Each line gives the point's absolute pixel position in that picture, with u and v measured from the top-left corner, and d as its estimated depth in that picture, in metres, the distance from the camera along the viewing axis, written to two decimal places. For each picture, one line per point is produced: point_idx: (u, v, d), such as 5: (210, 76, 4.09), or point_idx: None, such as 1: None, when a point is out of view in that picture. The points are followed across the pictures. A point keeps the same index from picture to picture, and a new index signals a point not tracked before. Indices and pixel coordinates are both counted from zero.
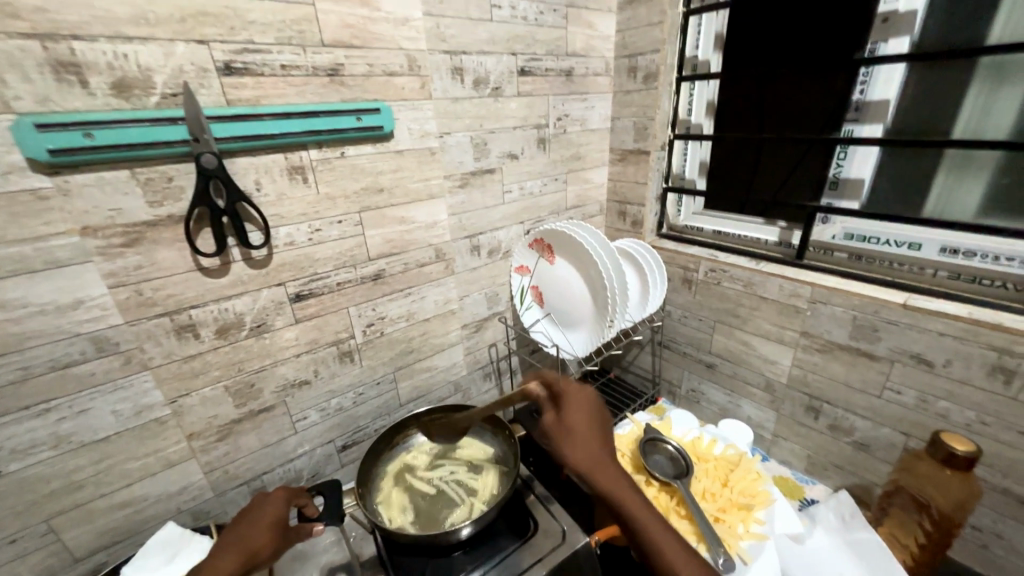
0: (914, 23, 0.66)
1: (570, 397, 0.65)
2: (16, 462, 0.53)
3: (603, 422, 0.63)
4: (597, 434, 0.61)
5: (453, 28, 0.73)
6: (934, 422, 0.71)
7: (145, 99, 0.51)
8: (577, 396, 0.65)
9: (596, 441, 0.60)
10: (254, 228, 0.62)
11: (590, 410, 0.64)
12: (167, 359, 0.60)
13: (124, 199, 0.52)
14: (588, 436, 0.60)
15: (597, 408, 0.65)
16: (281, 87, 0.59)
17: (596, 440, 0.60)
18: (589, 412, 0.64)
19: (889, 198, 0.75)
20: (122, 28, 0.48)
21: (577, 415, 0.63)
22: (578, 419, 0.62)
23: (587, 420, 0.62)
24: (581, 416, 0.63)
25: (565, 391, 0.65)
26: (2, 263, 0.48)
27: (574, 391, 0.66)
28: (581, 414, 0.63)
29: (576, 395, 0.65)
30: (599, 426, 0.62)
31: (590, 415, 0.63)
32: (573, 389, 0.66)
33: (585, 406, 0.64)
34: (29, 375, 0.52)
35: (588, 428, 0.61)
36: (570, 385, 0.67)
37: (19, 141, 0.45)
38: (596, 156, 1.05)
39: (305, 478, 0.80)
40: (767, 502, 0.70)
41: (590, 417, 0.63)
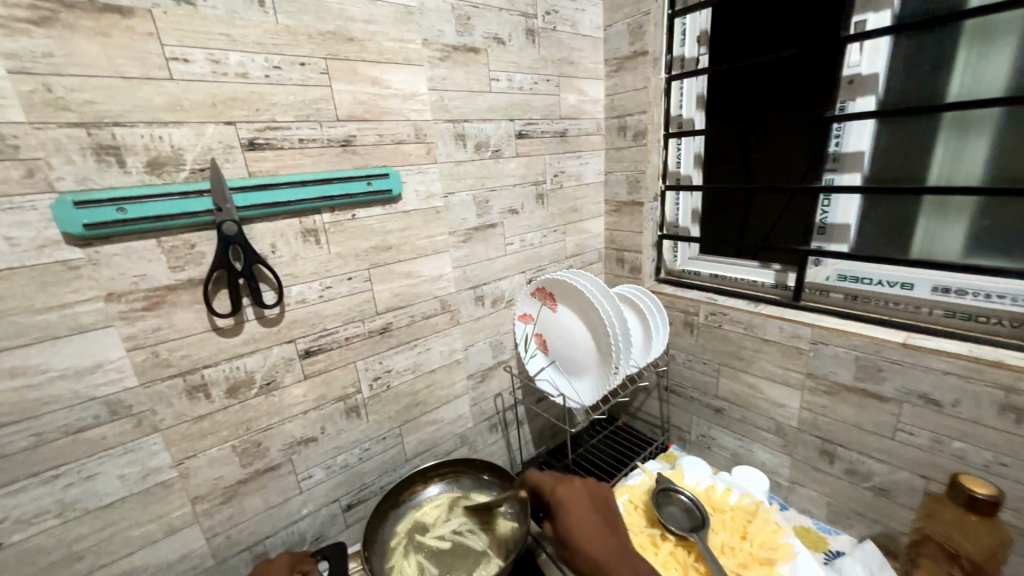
0: (878, 83, 0.72)
1: (562, 496, 0.66)
2: (19, 533, 0.52)
3: (605, 513, 0.64)
4: (598, 530, 0.62)
5: (455, 100, 0.80)
6: (952, 464, 0.70)
7: (175, 175, 0.55)
8: (570, 493, 0.66)
9: (597, 539, 0.61)
10: (268, 288, 0.65)
11: (586, 507, 0.65)
12: (177, 420, 0.60)
13: (148, 266, 0.55)
14: (587, 535, 0.61)
15: (597, 501, 0.66)
16: (298, 158, 0.64)
17: (596, 539, 0.61)
18: (587, 509, 0.64)
19: (877, 240, 0.78)
20: (160, 114, 0.53)
21: (574, 514, 0.63)
22: (575, 518, 0.63)
23: (586, 519, 0.63)
24: (579, 515, 0.63)
25: (558, 492, 0.67)
26: (29, 331, 0.50)
27: (570, 489, 0.67)
28: (578, 512, 0.64)
29: (571, 493, 0.66)
30: (600, 521, 0.63)
31: (587, 512, 0.64)
32: (565, 488, 0.67)
33: (582, 503, 0.65)
34: (42, 441, 0.52)
35: (587, 527, 0.62)
36: (563, 483, 0.68)
37: (58, 218, 0.49)
38: (593, 208, 1.10)
39: (308, 542, 0.78)
40: (789, 556, 0.67)
41: (588, 513, 0.64)
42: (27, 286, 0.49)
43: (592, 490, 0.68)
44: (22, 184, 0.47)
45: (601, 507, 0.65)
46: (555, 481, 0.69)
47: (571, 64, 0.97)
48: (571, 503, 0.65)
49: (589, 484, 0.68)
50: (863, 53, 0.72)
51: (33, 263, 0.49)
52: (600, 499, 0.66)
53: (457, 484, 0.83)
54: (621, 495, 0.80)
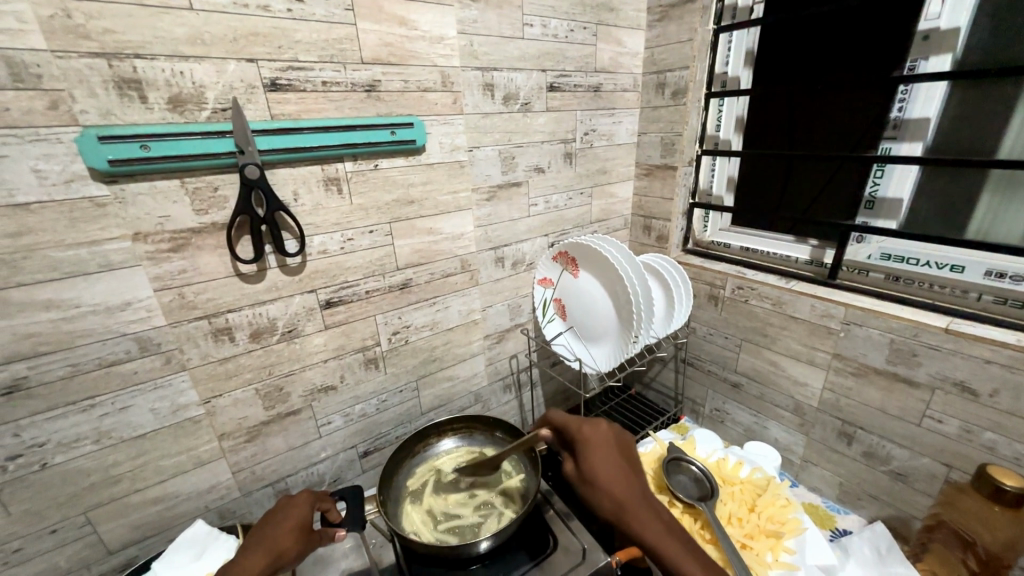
0: (958, 41, 0.64)
1: (589, 438, 0.61)
2: (61, 455, 0.56)
3: (630, 460, 0.60)
4: (625, 476, 0.58)
5: (485, 46, 0.75)
6: (979, 455, 0.68)
7: (197, 114, 0.54)
8: (597, 435, 0.62)
9: (622, 484, 0.57)
10: (290, 236, 0.64)
11: (612, 451, 0.60)
12: (204, 360, 0.62)
13: (173, 207, 0.55)
14: (615, 483, 0.57)
15: (622, 445, 0.61)
16: (321, 102, 0.61)
17: (621, 484, 0.57)
18: (613, 452, 0.60)
19: (930, 217, 0.73)
20: (180, 47, 0.51)
21: (601, 457, 0.59)
22: (603, 465, 0.58)
23: (614, 466, 0.58)
24: (607, 457, 0.59)
25: (584, 432, 0.62)
26: (61, 265, 0.51)
27: (597, 432, 0.62)
28: (605, 456, 0.59)
29: (598, 436, 0.61)
30: (627, 468, 0.59)
31: (613, 456, 0.60)
32: (591, 428, 0.62)
33: (608, 447, 0.61)
34: (78, 371, 0.54)
35: (616, 474, 0.57)
36: (590, 425, 0.63)
37: (84, 152, 0.48)
38: (622, 171, 1.05)
39: (326, 482, 0.81)
40: (797, 531, 0.67)
41: (616, 460, 0.59)
42: (57, 221, 0.49)
43: (618, 434, 0.63)
44: (47, 116, 0.47)
45: (625, 452, 0.61)
46: (580, 421, 0.64)
47: (612, 11, 0.89)
48: (597, 444, 0.60)
49: (613, 427, 0.63)
50: (947, 5, 0.64)
51: (62, 199, 0.49)
52: (624, 443, 0.62)
53: (469, 439, 0.85)
54: None
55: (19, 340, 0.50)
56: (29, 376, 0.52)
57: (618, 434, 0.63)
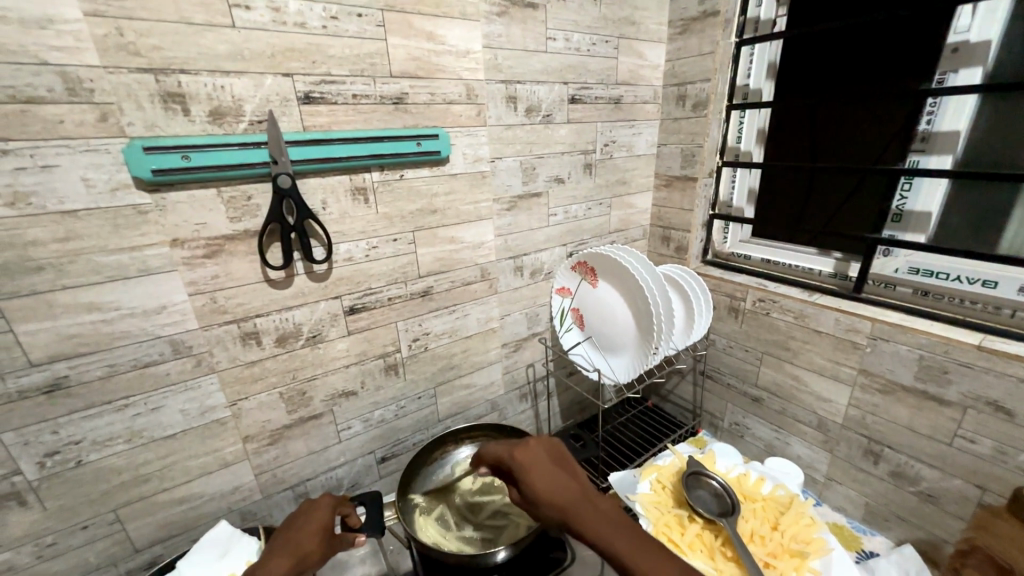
0: (988, 53, 0.63)
1: (521, 459, 0.58)
2: (95, 453, 0.57)
3: (565, 466, 0.57)
4: (565, 482, 0.55)
5: (509, 59, 0.76)
6: (1014, 478, 0.65)
7: (235, 126, 0.56)
8: (527, 456, 0.59)
9: (565, 494, 0.54)
10: (318, 244, 0.66)
11: (546, 464, 0.57)
12: (232, 363, 0.64)
13: (209, 215, 0.57)
14: (554, 491, 0.54)
15: (555, 455, 0.59)
16: (351, 114, 0.63)
17: (561, 495, 0.54)
18: (546, 464, 0.57)
19: (961, 231, 0.71)
20: (221, 62, 0.53)
21: (537, 474, 0.56)
22: (541, 479, 0.55)
23: (551, 472, 0.56)
24: (544, 469, 0.57)
25: (517, 458, 0.59)
26: (103, 269, 0.53)
27: (527, 448, 0.60)
28: (540, 471, 0.56)
29: (529, 454, 0.59)
30: (563, 474, 0.56)
31: (550, 468, 0.57)
32: (522, 451, 0.59)
33: (541, 463, 0.58)
34: (115, 372, 0.56)
35: (552, 485, 0.55)
36: (520, 448, 0.60)
37: (130, 161, 0.50)
38: (641, 182, 1.05)
39: (344, 487, 0.82)
40: (822, 551, 0.65)
41: (552, 470, 0.57)
42: (102, 227, 0.51)
43: (549, 445, 0.61)
44: (97, 128, 0.49)
45: (563, 463, 0.58)
46: (511, 447, 0.61)
47: (633, 24, 0.91)
48: (530, 466, 0.57)
49: (544, 440, 0.62)
50: (976, 17, 0.63)
51: (107, 206, 0.51)
52: (557, 452, 0.60)
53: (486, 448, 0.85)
54: (650, 474, 0.79)
55: (62, 340, 0.52)
56: (69, 376, 0.54)
57: (550, 447, 0.61)
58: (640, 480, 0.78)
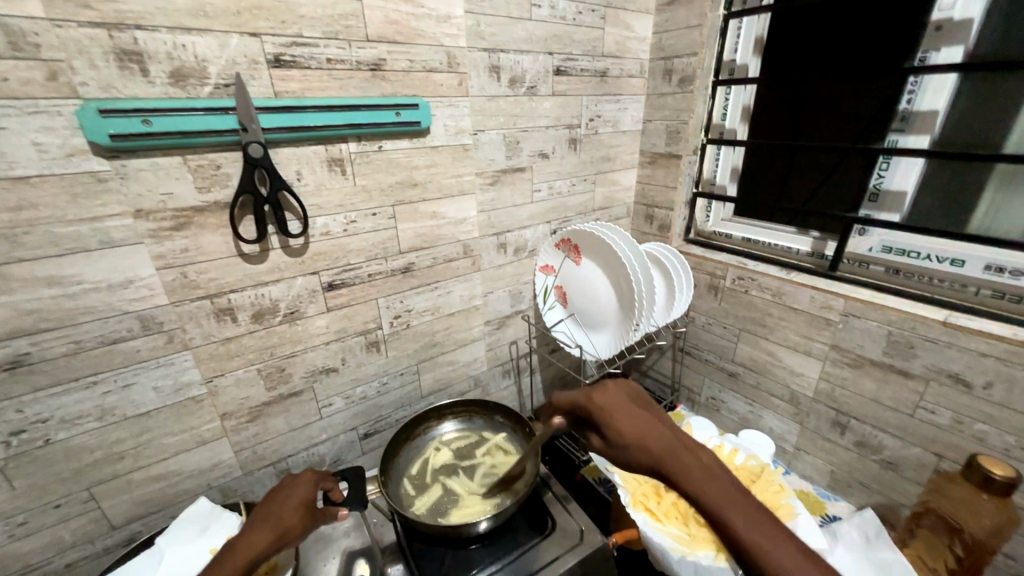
0: (969, 32, 0.64)
1: (601, 404, 0.56)
2: (64, 431, 0.56)
3: (650, 410, 0.56)
4: (656, 428, 0.53)
5: (492, 26, 0.74)
6: (969, 445, 0.69)
7: (200, 89, 0.53)
8: (607, 399, 0.57)
9: (654, 437, 0.52)
10: (293, 217, 0.64)
11: (629, 407, 0.56)
12: (206, 340, 0.62)
13: (175, 184, 0.54)
14: (643, 434, 0.52)
15: (635, 398, 0.58)
16: (325, 80, 0.60)
17: (651, 439, 0.52)
18: (628, 407, 0.56)
19: (933, 210, 0.73)
20: (182, 19, 0.50)
21: (621, 417, 0.54)
22: (628, 423, 0.54)
23: (637, 416, 0.54)
24: (628, 414, 0.55)
25: (595, 400, 0.57)
26: (62, 241, 0.50)
27: (604, 391, 0.58)
28: (625, 415, 0.55)
29: (610, 396, 0.57)
30: (650, 417, 0.55)
31: (633, 411, 0.55)
32: (601, 394, 0.58)
33: (624, 406, 0.56)
34: (81, 348, 0.54)
35: (641, 427, 0.53)
36: (599, 391, 0.58)
37: (84, 125, 0.47)
38: (626, 158, 1.04)
39: (327, 463, 0.82)
40: (790, 516, 0.68)
41: (639, 415, 0.55)
42: (57, 195, 0.49)
43: (626, 387, 0.59)
44: (46, 87, 0.45)
45: (645, 406, 0.57)
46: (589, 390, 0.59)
47: None
48: (613, 410, 0.55)
49: (620, 383, 0.60)
50: None
51: (61, 172, 0.48)
52: (638, 396, 0.58)
53: (469, 423, 0.86)
54: None
55: (20, 315, 0.50)
56: (31, 352, 0.51)
57: (629, 389, 0.59)
58: None
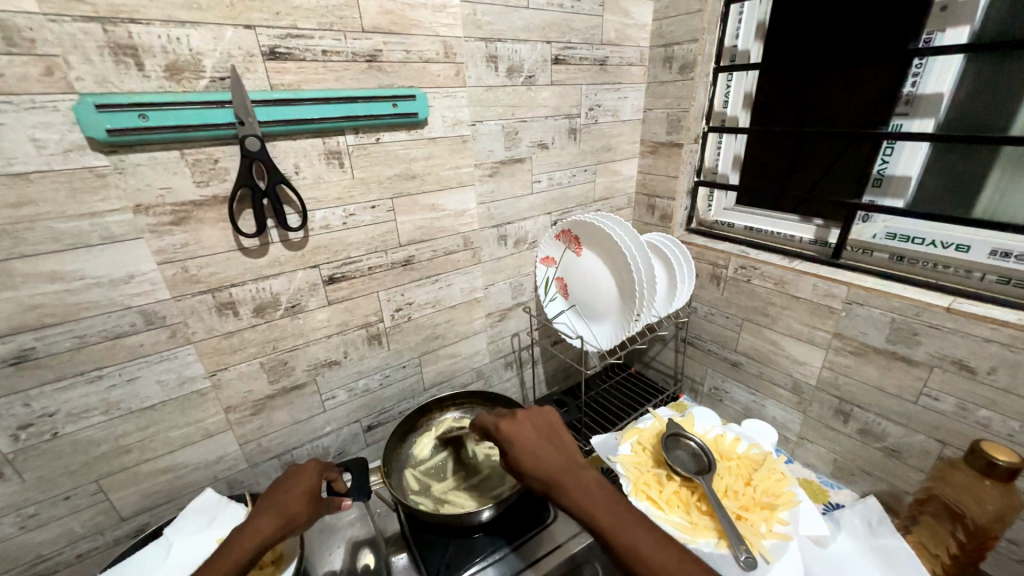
0: (976, 11, 0.63)
1: (506, 435, 0.58)
2: (71, 425, 0.57)
3: (551, 435, 0.58)
4: (551, 455, 0.55)
5: (489, 15, 0.73)
6: (973, 432, 0.69)
7: (196, 82, 0.53)
8: (513, 431, 0.58)
9: (549, 463, 0.54)
10: (293, 211, 0.64)
11: (532, 437, 0.57)
12: (209, 334, 0.63)
13: (173, 179, 0.55)
14: (537, 462, 0.55)
15: (543, 428, 0.59)
16: (321, 72, 0.60)
17: (545, 466, 0.54)
18: (532, 438, 0.57)
19: (938, 196, 0.72)
20: (175, 12, 0.50)
21: (521, 448, 0.56)
22: (526, 451, 0.56)
23: (540, 446, 0.56)
24: (529, 443, 0.57)
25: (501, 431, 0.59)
26: (63, 237, 0.50)
27: (514, 423, 0.59)
28: (524, 446, 0.56)
29: (517, 428, 0.58)
30: (548, 441, 0.57)
31: (535, 441, 0.57)
32: (507, 425, 0.59)
33: (527, 437, 0.58)
34: (85, 343, 0.55)
35: (537, 455, 0.55)
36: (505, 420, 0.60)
37: (81, 120, 0.47)
38: (627, 148, 1.04)
39: (331, 455, 0.83)
40: (791, 503, 0.69)
41: (539, 443, 0.57)
42: (57, 191, 0.49)
43: (536, 417, 0.60)
44: (42, 83, 0.46)
45: (550, 435, 0.58)
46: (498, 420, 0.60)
47: None
48: (516, 440, 0.57)
49: (534, 412, 0.60)
50: None
51: (60, 168, 0.48)
52: (545, 424, 0.59)
53: (472, 415, 0.87)
54: (630, 436, 0.81)
55: (25, 311, 0.50)
56: (35, 348, 0.52)
57: (538, 417, 0.60)
58: (621, 442, 0.81)
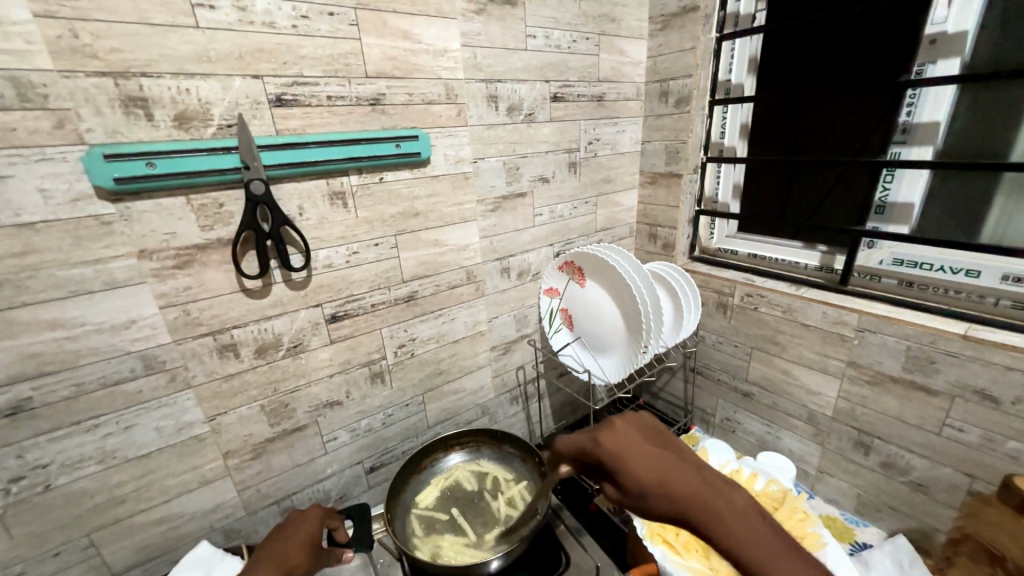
0: (965, 44, 0.64)
1: (613, 446, 0.43)
2: (65, 476, 0.55)
3: (673, 448, 0.43)
4: (681, 469, 0.41)
5: (489, 58, 0.75)
6: (1003, 465, 0.65)
7: (203, 130, 0.54)
8: (619, 440, 0.43)
9: (688, 483, 0.40)
10: (295, 251, 0.64)
11: (651, 455, 0.42)
12: (209, 377, 0.62)
13: (178, 224, 0.55)
14: (666, 475, 0.40)
15: (651, 434, 0.45)
16: (326, 116, 0.61)
17: (679, 482, 0.40)
18: (648, 451, 0.42)
19: (943, 221, 0.72)
20: (185, 65, 0.51)
21: (637, 458, 0.41)
22: (643, 463, 0.41)
23: (662, 456, 0.42)
24: (645, 453, 0.42)
25: (601, 442, 0.44)
26: (65, 284, 0.50)
27: (615, 433, 0.44)
28: (644, 458, 0.41)
29: (622, 438, 0.43)
30: (665, 448, 0.43)
31: (662, 460, 0.41)
32: (609, 435, 0.44)
33: (643, 451, 0.42)
34: (83, 391, 0.54)
35: (663, 466, 0.40)
36: (604, 430, 0.45)
37: (89, 170, 0.48)
38: (626, 179, 1.05)
39: (333, 499, 0.80)
40: (816, 546, 0.65)
41: (660, 457, 0.41)
42: (62, 239, 0.49)
43: (643, 429, 0.45)
44: (53, 135, 0.46)
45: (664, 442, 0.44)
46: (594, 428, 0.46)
47: (613, 21, 0.90)
48: (628, 451, 0.42)
49: (634, 422, 0.45)
50: (953, 8, 0.64)
51: (67, 217, 0.49)
52: (661, 439, 0.44)
53: (477, 453, 0.84)
54: None
55: (23, 360, 0.50)
56: (32, 397, 0.51)
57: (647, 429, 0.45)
58: None
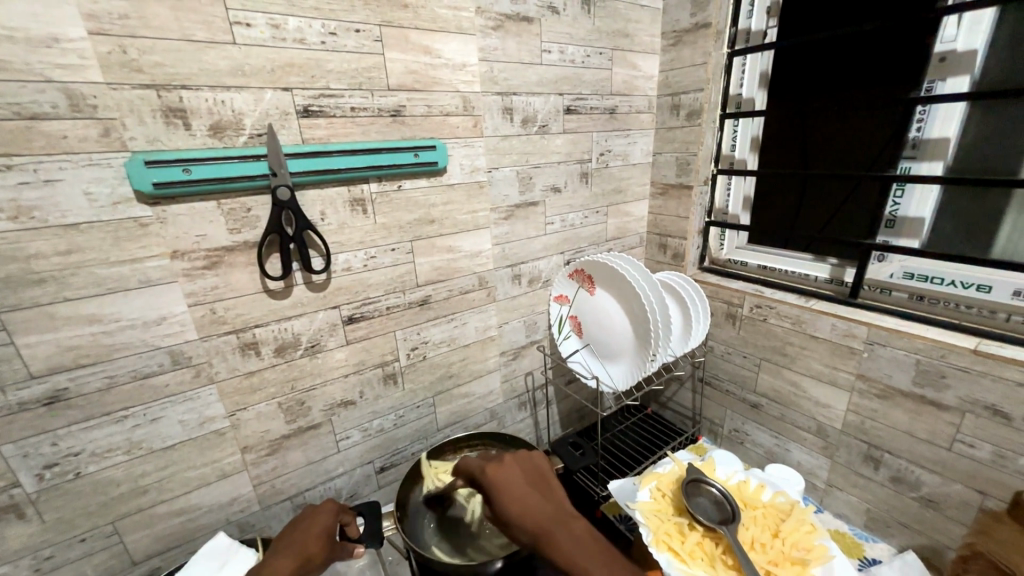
0: (975, 62, 0.65)
1: (494, 477, 0.55)
2: (94, 465, 0.57)
3: (542, 486, 0.54)
4: (539, 503, 0.52)
5: (505, 72, 0.78)
6: (1015, 482, 0.65)
7: (235, 139, 0.57)
8: (501, 473, 0.56)
9: (538, 511, 0.51)
10: (316, 254, 0.67)
11: (521, 489, 0.54)
12: (231, 374, 0.64)
13: (209, 226, 0.58)
14: (525, 508, 0.52)
15: (532, 474, 0.56)
16: (349, 127, 0.64)
17: (532, 512, 0.51)
18: (521, 484, 0.54)
19: (953, 235, 0.72)
20: (222, 78, 0.55)
21: (508, 491, 0.53)
22: (511, 496, 0.53)
23: (528, 492, 0.53)
24: (517, 488, 0.54)
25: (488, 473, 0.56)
26: (104, 282, 0.53)
27: (501, 466, 0.57)
28: (514, 492, 0.53)
29: (504, 472, 0.56)
30: (536, 486, 0.55)
31: (524, 494, 0.53)
32: (497, 468, 0.56)
33: (517, 484, 0.54)
34: (115, 383, 0.56)
35: (524, 499, 0.52)
36: (495, 463, 0.57)
37: (131, 175, 0.51)
38: (637, 190, 1.06)
39: (344, 497, 0.82)
40: (824, 558, 0.65)
41: (527, 493, 0.53)
42: (103, 240, 0.52)
43: (528, 465, 0.57)
44: (99, 143, 0.50)
45: (540, 481, 0.56)
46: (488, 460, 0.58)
47: (626, 36, 0.92)
48: (503, 484, 0.54)
49: (523, 458, 0.58)
50: (962, 27, 0.64)
51: (108, 219, 0.52)
52: (537, 476, 0.56)
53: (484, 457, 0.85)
54: (650, 482, 0.78)
55: (62, 352, 0.53)
56: (69, 388, 0.54)
57: (530, 467, 0.57)
58: (640, 490, 0.77)
